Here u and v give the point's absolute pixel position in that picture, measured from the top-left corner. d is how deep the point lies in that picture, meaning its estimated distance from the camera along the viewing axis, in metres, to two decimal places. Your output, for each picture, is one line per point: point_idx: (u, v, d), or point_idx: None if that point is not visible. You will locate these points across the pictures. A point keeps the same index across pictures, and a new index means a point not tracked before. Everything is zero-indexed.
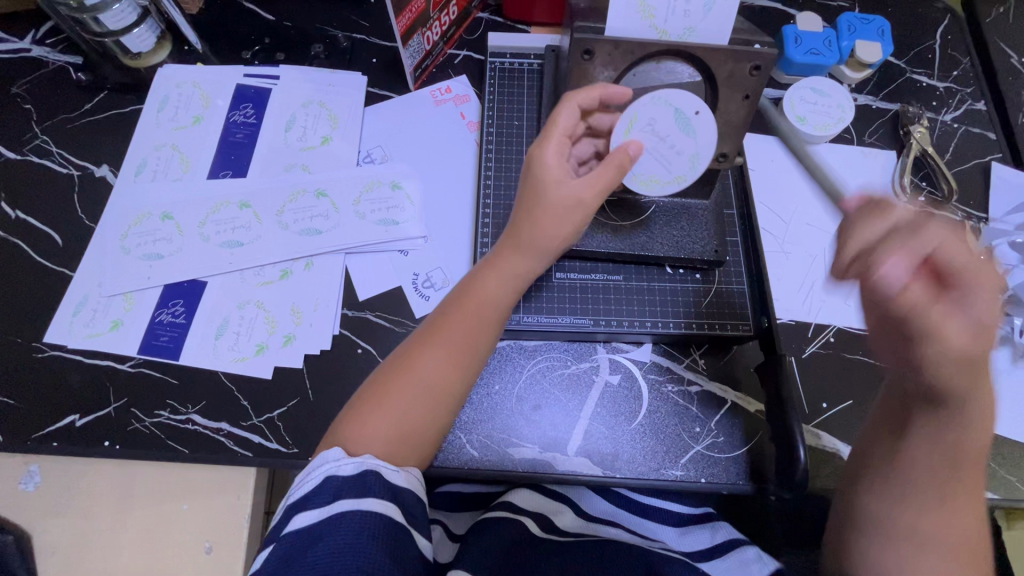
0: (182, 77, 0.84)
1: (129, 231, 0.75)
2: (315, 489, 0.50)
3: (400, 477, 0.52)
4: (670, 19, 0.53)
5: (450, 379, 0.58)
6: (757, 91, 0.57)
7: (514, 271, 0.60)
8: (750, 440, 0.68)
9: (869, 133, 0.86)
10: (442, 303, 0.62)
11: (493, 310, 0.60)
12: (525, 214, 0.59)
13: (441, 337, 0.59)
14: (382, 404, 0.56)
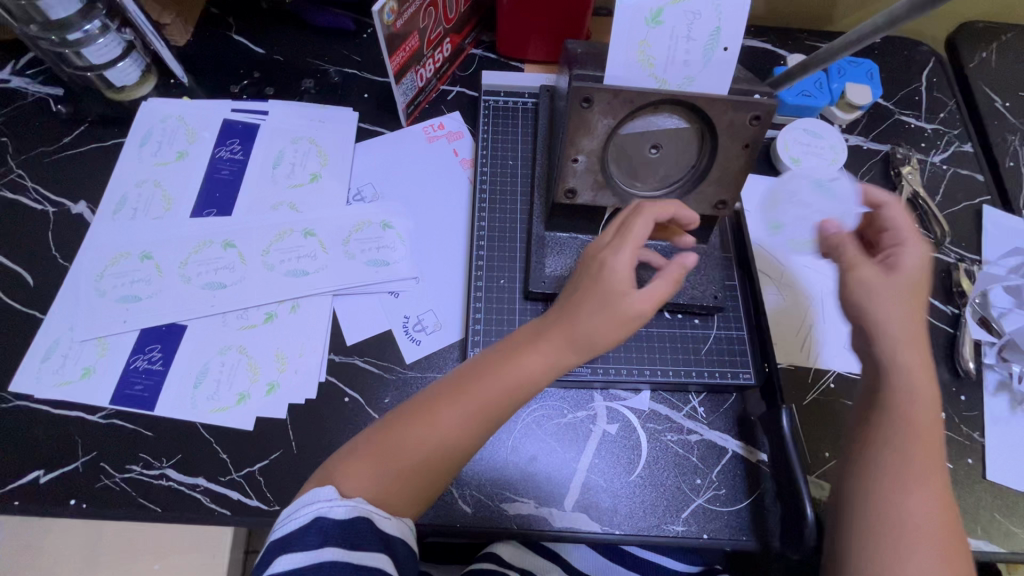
0: (167, 111, 0.82)
1: (105, 272, 0.71)
2: (303, 530, 0.47)
3: (392, 526, 0.50)
4: (670, 68, 0.52)
5: (470, 450, 0.53)
6: (757, 140, 0.56)
7: (558, 360, 0.54)
8: (753, 493, 0.66)
9: (861, 174, 0.87)
10: (477, 360, 0.56)
11: (523, 390, 0.53)
12: (588, 300, 0.53)
13: (464, 401, 0.52)
14: (389, 457, 0.51)
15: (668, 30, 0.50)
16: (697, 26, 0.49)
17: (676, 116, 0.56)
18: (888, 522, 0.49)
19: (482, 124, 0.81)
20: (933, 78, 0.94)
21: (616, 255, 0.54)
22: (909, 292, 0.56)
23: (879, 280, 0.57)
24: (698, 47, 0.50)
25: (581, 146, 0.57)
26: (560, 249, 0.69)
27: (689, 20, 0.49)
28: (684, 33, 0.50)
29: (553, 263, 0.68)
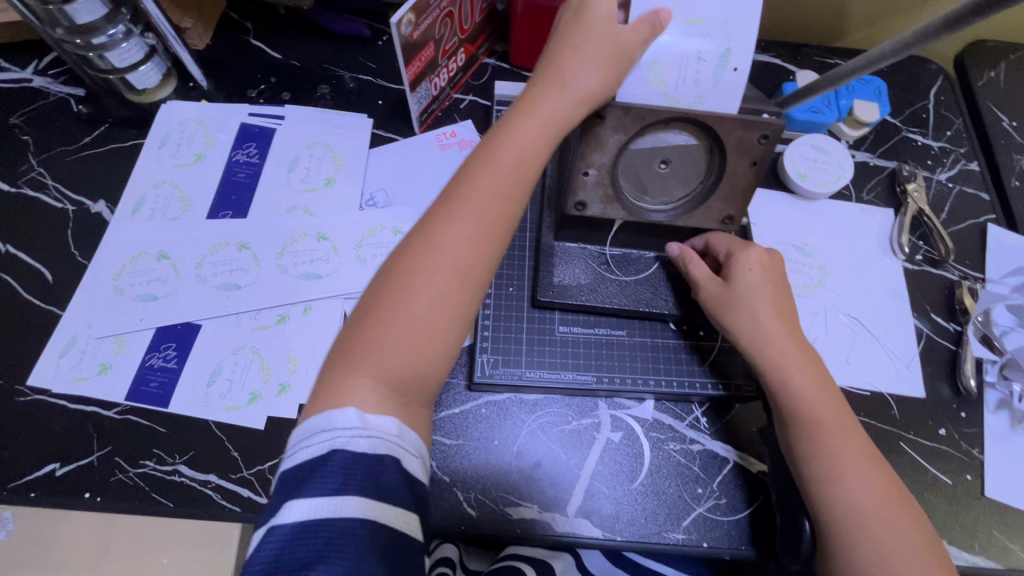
0: (185, 114, 0.83)
1: (123, 270, 0.73)
2: (321, 463, 0.45)
3: (415, 465, 0.49)
4: (681, 87, 0.53)
5: (483, 239, 0.52)
6: (765, 158, 0.56)
7: (548, 117, 0.53)
8: (753, 504, 0.67)
9: (867, 190, 0.88)
10: (460, 169, 0.55)
11: (529, 166, 0.54)
12: (568, 52, 0.53)
13: (466, 202, 0.52)
14: (397, 314, 0.50)
15: (678, 50, 0.51)
16: (708, 47, 0.50)
17: (686, 133, 0.57)
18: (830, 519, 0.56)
19: None
20: (940, 97, 0.95)
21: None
22: (772, 319, 0.62)
23: (721, 294, 0.63)
24: (709, 67, 0.51)
25: (591, 159, 0.58)
26: (568, 260, 0.70)
27: (700, 42, 0.50)
28: (695, 54, 0.51)
29: (562, 272, 0.70)
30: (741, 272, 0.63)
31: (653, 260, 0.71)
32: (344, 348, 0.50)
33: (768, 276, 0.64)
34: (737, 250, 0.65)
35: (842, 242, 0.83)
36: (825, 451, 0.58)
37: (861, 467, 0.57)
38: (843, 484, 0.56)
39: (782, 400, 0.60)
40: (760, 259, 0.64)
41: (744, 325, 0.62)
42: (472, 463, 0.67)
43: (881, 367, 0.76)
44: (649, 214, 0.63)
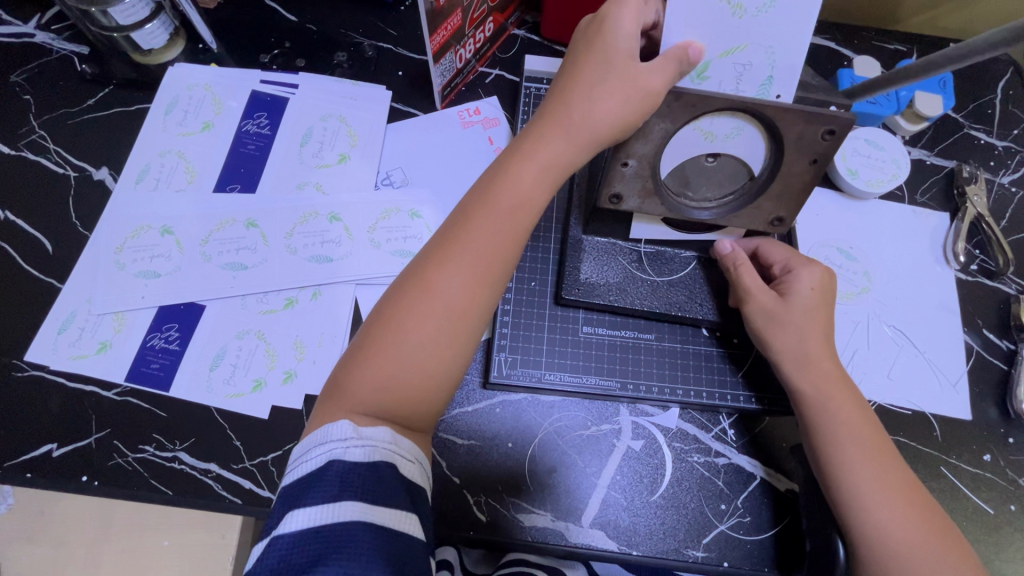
0: (193, 78, 0.78)
1: (125, 244, 0.69)
2: (318, 474, 0.43)
3: (414, 472, 0.47)
4: (716, 120, 0.51)
5: (480, 277, 0.50)
6: (828, 156, 0.51)
7: (552, 158, 0.51)
8: (780, 524, 0.63)
9: (921, 191, 0.81)
10: (463, 201, 0.53)
11: (530, 211, 0.51)
12: (587, 75, 0.50)
13: (464, 239, 0.50)
14: (389, 354, 0.48)
15: (713, 83, 0.48)
16: (747, 77, 0.47)
17: (741, 124, 0.50)
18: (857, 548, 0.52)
19: (521, 112, 0.76)
20: (1009, 91, 0.87)
21: (619, 9, 0.49)
22: (814, 337, 0.58)
23: (778, 305, 0.59)
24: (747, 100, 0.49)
25: (633, 150, 0.52)
26: (597, 256, 0.65)
27: (739, 73, 0.47)
28: (733, 86, 0.48)
29: (589, 269, 0.65)
30: (798, 289, 0.59)
31: (690, 259, 0.66)
32: (338, 381, 0.49)
33: (824, 299, 0.60)
34: (797, 267, 0.60)
35: (890, 246, 0.77)
36: (853, 469, 0.54)
37: (892, 501, 0.52)
38: (877, 513, 0.52)
39: (812, 415, 0.57)
40: (819, 282, 0.60)
41: (790, 346, 0.58)
42: (484, 465, 0.64)
43: (924, 385, 0.71)
44: (693, 211, 0.57)
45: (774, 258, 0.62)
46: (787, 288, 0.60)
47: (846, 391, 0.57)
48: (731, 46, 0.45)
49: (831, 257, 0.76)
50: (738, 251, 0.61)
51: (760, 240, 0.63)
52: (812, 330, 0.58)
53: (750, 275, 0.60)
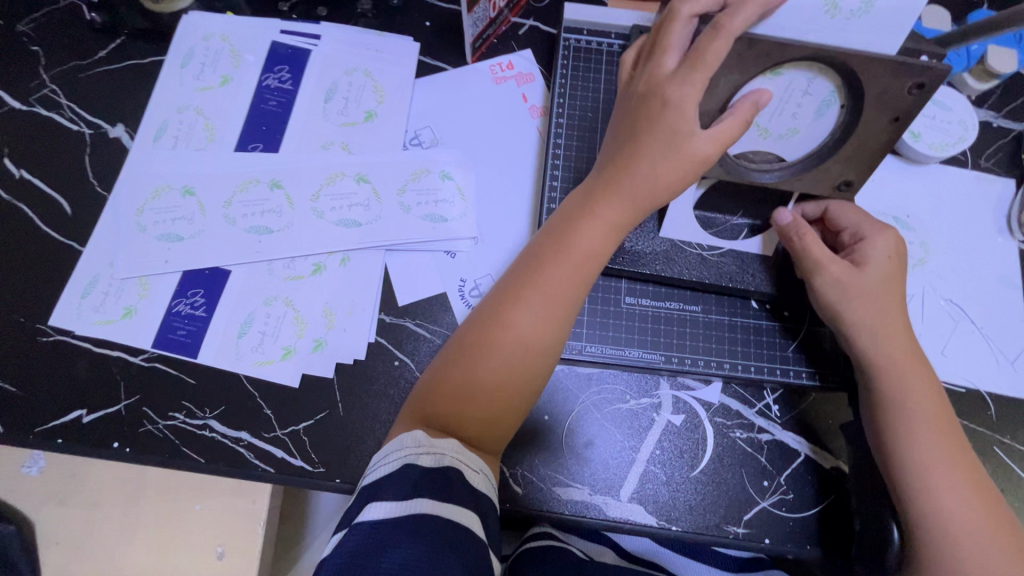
0: (208, 28, 0.73)
1: (145, 206, 0.66)
2: (392, 476, 0.47)
3: (479, 481, 0.49)
4: (775, 118, 0.50)
5: (553, 320, 0.53)
6: (911, 113, 0.47)
7: (618, 215, 0.52)
8: (823, 502, 0.61)
9: (986, 155, 0.75)
10: (533, 245, 0.55)
11: (596, 264, 0.54)
12: (649, 150, 0.49)
13: (537, 282, 0.53)
14: (466, 387, 0.52)
15: (785, 79, 0.47)
16: (820, 80, 0.47)
17: (833, 93, 0.47)
18: (907, 499, 0.53)
19: (559, 65, 0.71)
20: None
21: (683, 89, 0.46)
22: (886, 296, 0.56)
23: (849, 274, 0.56)
24: (813, 101, 0.48)
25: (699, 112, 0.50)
26: (641, 223, 0.62)
27: (813, 73, 0.46)
28: (802, 85, 0.47)
29: (634, 238, 0.62)
30: (873, 260, 0.56)
31: (739, 228, 0.63)
32: (419, 397, 0.54)
33: (900, 269, 0.57)
34: (868, 235, 0.57)
35: (951, 215, 0.72)
36: (925, 453, 0.53)
37: (943, 457, 0.53)
38: (936, 485, 0.52)
39: (889, 397, 0.55)
40: (893, 249, 0.57)
41: (867, 321, 0.55)
42: (517, 438, 0.62)
43: (980, 362, 0.67)
44: (755, 174, 0.53)
45: (845, 225, 0.58)
46: (861, 258, 0.57)
47: (925, 378, 0.55)
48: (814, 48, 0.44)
49: (886, 225, 0.71)
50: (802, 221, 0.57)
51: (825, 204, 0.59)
52: (885, 290, 0.56)
53: (812, 243, 0.57)
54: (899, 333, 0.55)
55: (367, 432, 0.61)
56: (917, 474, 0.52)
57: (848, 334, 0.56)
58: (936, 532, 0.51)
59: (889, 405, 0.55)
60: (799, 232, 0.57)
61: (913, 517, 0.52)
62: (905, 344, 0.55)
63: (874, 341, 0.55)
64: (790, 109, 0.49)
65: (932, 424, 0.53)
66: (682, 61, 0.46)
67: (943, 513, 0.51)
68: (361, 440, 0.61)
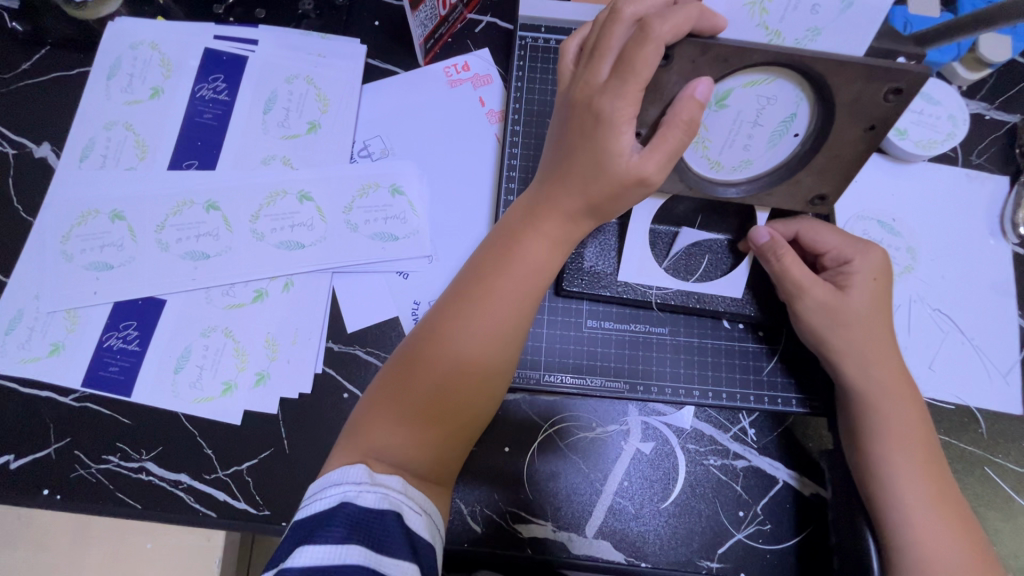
0: (138, 36, 0.68)
1: (72, 232, 0.62)
2: (327, 516, 0.41)
3: (422, 525, 0.43)
4: (726, 151, 0.47)
5: (498, 335, 0.48)
6: (888, 121, 0.42)
7: (562, 232, 0.48)
8: (802, 532, 0.57)
9: (977, 152, 0.70)
10: (476, 258, 0.51)
11: (543, 279, 0.49)
12: (584, 165, 0.44)
13: (479, 295, 0.48)
14: (403, 413, 0.46)
15: (731, 113, 0.44)
16: (769, 111, 0.44)
17: (801, 93, 0.43)
18: (881, 510, 0.49)
19: (515, 69, 0.66)
20: None
21: (615, 99, 0.41)
22: (870, 309, 0.52)
23: (832, 297, 0.52)
24: (763, 133, 0.45)
25: (646, 115, 0.44)
26: (602, 241, 0.58)
27: (760, 105, 0.44)
28: (751, 118, 0.45)
29: (594, 257, 0.58)
30: (859, 283, 0.52)
31: (711, 244, 0.59)
32: (354, 423, 0.48)
33: (888, 289, 0.53)
34: (853, 256, 0.53)
35: (941, 217, 0.67)
36: (908, 486, 0.49)
37: (918, 466, 0.49)
38: (918, 521, 0.48)
39: (871, 424, 0.51)
40: (879, 268, 0.53)
41: (851, 344, 0.52)
42: (475, 472, 0.58)
43: (972, 376, 0.63)
44: (720, 189, 0.49)
45: (828, 245, 0.55)
46: (843, 281, 0.53)
47: (913, 405, 0.51)
48: (757, 79, 0.42)
49: (870, 230, 0.66)
50: (780, 240, 0.53)
51: (804, 225, 0.55)
52: (869, 305, 0.52)
53: (792, 265, 0.53)
54: (888, 358, 0.52)
55: (314, 472, 0.57)
56: (891, 482, 0.49)
57: (829, 357, 0.53)
58: (910, 546, 0.48)
59: (869, 431, 0.51)
60: (779, 253, 0.53)
61: (887, 528, 0.49)
62: (893, 369, 0.52)
63: (847, 343, 0.52)
64: (744, 127, 0.45)
65: (906, 431, 0.50)
66: (615, 68, 0.41)
67: (918, 525, 0.48)
68: (307, 481, 0.57)
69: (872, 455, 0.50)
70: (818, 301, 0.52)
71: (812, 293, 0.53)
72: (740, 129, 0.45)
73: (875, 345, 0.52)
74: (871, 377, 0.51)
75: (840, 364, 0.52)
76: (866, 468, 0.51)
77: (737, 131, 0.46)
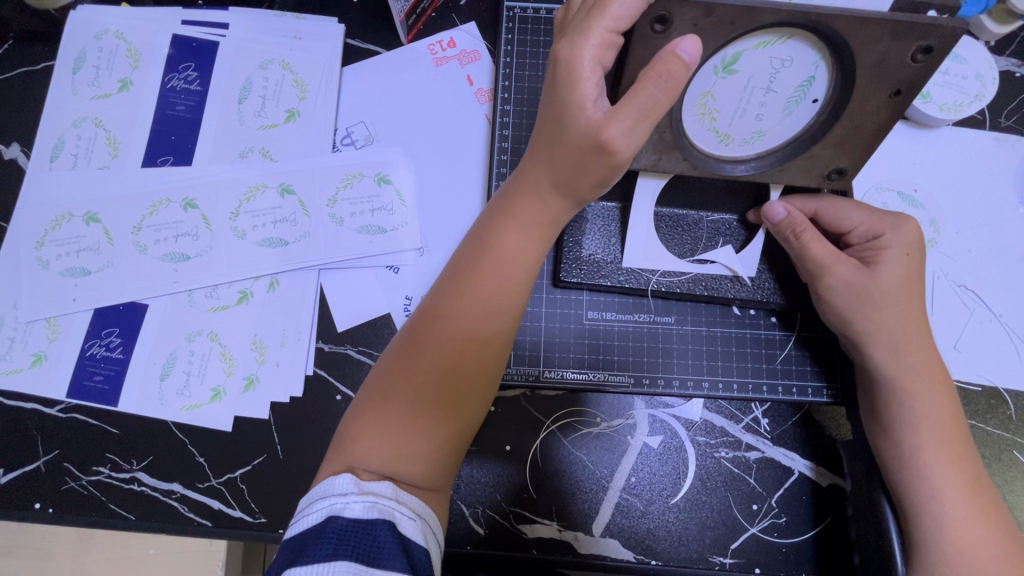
0: (103, 24, 0.64)
1: (46, 237, 0.60)
2: (315, 533, 0.39)
3: (417, 531, 0.41)
4: (737, 122, 0.43)
5: (479, 335, 0.45)
6: (916, 84, 0.38)
7: (537, 215, 0.44)
8: (820, 524, 0.54)
9: (1007, 112, 0.64)
10: (454, 257, 0.47)
11: (523, 272, 0.45)
12: (550, 135, 0.41)
13: (456, 295, 0.45)
14: (382, 424, 0.44)
15: (742, 79, 0.40)
16: (783, 75, 0.40)
17: (821, 53, 0.38)
18: (909, 501, 0.47)
19: (503, 44, 0.61)
20: None
21: (577, 48, 0.37)
22: (902, 289, 0.49)
23: (860, 276, 0.49)
24: (778, 100, 0.41)
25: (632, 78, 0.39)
26: (602, 226, 0.54)
27: (774, 69, 0.39)
28: (764, 83, 0.40)
29: (593, 245, 0.55)
30: (889, 260, 0.49)
31: (719, 224, 0.54)
32: (338, 438, 0.45)
33: (919, 266, 0.50)
34: (883, 231, 0.50)
35: (966, 186, 0.62)
36: (936, 479, 0.46)
37: (946, 453, 0.46)
38: (948, 513, 0.45)
39: (896, 413, 0.48)
40: (913, 242, 0.50)
41: (877, 328, 0.48)
42: (475, 473, 0.56)
43: (1003, 356, 0.58)
44: (732, 166, 0.45)
45: (853, 222, 0.51)
46: (873, 258, 0.50)
47: (943, 393, 0.48)
48: (770, 40, 0.38)
49: (889, 202, 0.62)
50: (798, 215, 0.49)
51: (825, 202, 0.51)
52: (901, 285, 0.49)
53: (814, 242, 0.49)
54: (916, 342, 0.48)
55: (309, 477, 0.55)
56: (925, 473, 0.46)
57: (855, 342, 0.50)
58: (943, 538, 0.45)
59: (895, 420, 0.48)
60: (801, 230, 0.49)
61: (919, 520, 0.46)
62: (923, 353, 0.48)
63: (874, 327, 0.49)
64: (755, 94, 0.41)
65: (941, 419, 0.47)
66: (585, 19, 0.38)
67: (949, 516, 0.45)
68: (303, 487, 0.54)
69: (907, 445, 0.47)
70: (847, 279, 0.49)
71: (839, 270, 0.49)
72: (751, 97, 0.41)
73: (904, 327, 0.48)
74: (898, 363, 0.48)
75: (864, 348, 0.49)
76: (898, 459, 0.47)
77: (748, 99, 0.41)
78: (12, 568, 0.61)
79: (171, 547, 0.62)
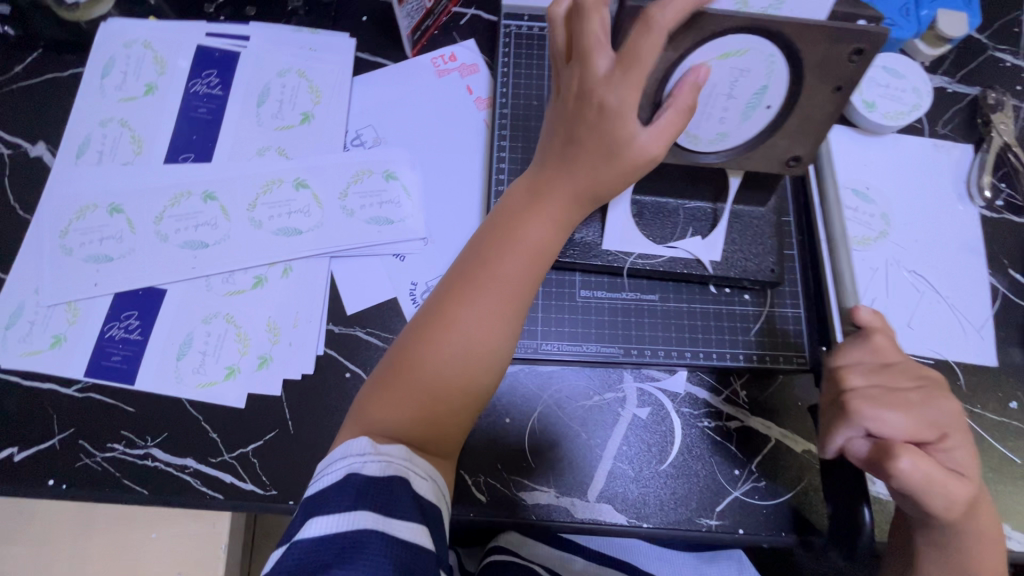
0: (132, 36, 0.70)
1: (70, 227, 0.63)
2: (335, 488, 0.42)
3: (428, 489, 0.44)
4: (704, 124, 0.50)
5: (500, 315, 0.50)
6: (854, 82, 0.46)
7: (552, 206, 0.50)
8: (795, 486, 0.59)
9: (943, 122, 0.73)
10: (476, 241, 0.52)
11: (539, 257, 0.51)
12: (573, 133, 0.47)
13: (479, 276, 0.49)
14: (410, 393, 0.48)
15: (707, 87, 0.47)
16: (743, 82, 0.47)
17: (771, 53, 0.45)
18: None
19: (501, 57, 0.69)
20: None
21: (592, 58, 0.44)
22: None
23: None
24: (738, 104, 0.48)
25: None
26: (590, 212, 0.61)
27: (734, 77, 0.47)
28: (726, 90, 0.48)
29: (584, 229, 0.61)
30: None
31: (695, 212, 0.60)
32: (362, 404, 0.49)
33: None
34: None
35: (909, 184, 0.71)
36: None
37: None
38: None
39: None
40: None
41: None
42: (476, 444, 0.59)
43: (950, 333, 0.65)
44: (700, 156, 0.52)
45: None
46: None
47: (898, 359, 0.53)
48: (730, 50, 0.45)
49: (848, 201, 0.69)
50: None
51: None
52: None
53: None
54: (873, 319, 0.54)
55: (319, 451, 0.58)
56: None
57: None
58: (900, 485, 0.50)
59: None
60: None
61: None
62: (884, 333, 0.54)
63: None
64: (717, 101, 0.48)
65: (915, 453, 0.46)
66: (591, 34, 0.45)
67: None
68: (315, 460, 0.57)
69: None
70: None
71: None
72: (714, 106, 0.49)
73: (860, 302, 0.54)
74: None
75: None
76: None
77: (711, 104, 0.48)
78: (17, 554, 0.62)
79: (175, 530, 0.63)
